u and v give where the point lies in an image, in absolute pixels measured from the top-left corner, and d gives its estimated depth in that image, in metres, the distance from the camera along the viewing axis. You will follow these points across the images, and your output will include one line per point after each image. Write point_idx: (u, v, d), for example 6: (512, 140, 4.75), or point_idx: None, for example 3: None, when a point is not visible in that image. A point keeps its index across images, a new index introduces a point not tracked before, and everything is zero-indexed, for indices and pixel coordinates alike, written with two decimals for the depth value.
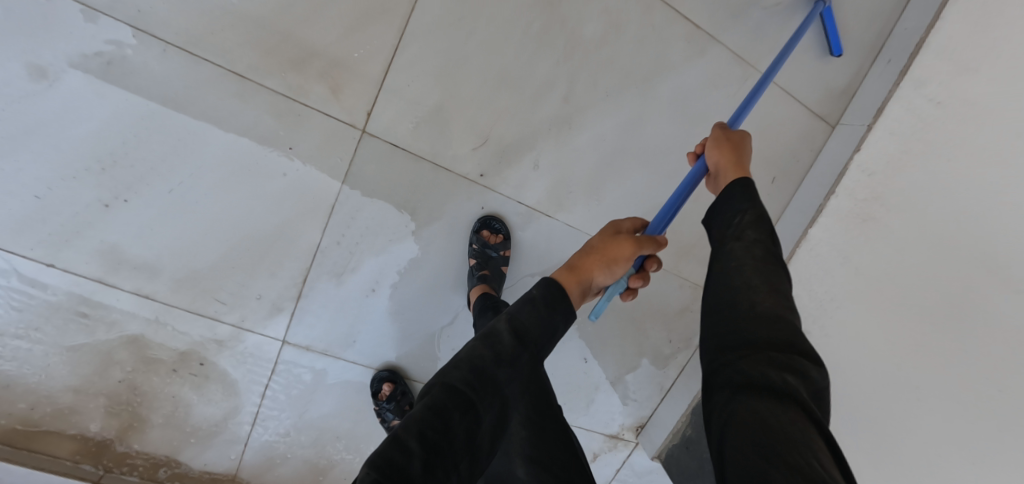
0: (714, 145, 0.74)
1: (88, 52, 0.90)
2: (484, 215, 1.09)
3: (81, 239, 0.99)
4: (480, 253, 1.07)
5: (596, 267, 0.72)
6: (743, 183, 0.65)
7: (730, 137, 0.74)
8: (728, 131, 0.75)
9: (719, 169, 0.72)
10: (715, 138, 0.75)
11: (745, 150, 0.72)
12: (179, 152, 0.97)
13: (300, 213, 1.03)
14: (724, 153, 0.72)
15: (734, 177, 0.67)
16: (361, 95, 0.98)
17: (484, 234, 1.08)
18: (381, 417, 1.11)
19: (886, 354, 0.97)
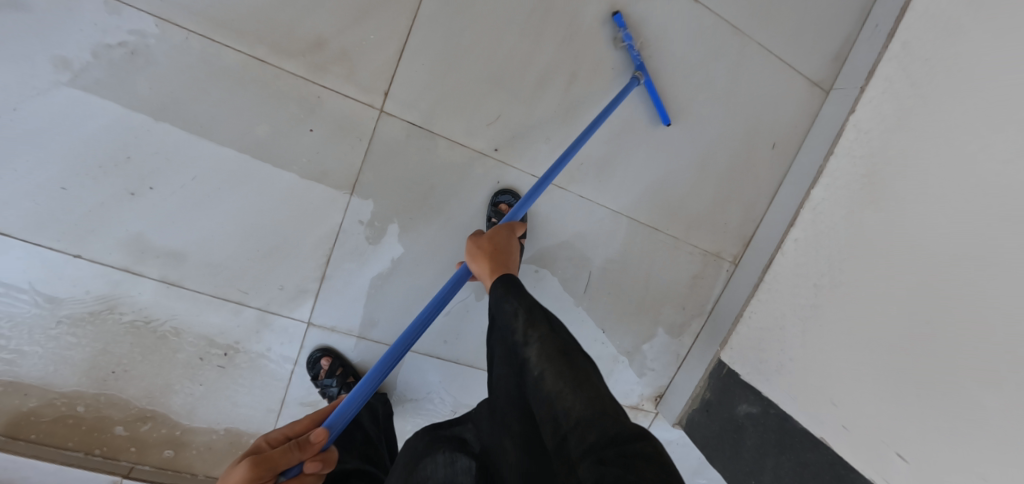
0: (473, 257, 0.89)
1: (111, 42, 0.92)
2: (501, 189, 1.12)
3: (108, 229, 1.01)
4: (499, 226, 1.10)
5: None
6: (506, 280, 0.77)
7: (481, 246, 0.89)
8: (479, 239, 0.91)
9: (484, 277, 0.86)
10: (474, 249, 0.90)
11: (498, 252, 0.87)
12: (199, 140, 0.98)
13: (319, 196, 1.05)
14: (484, 263, 0.86)
15: (501, 276, 0.79)
16: (377, 76, 1.01)
17: (502, 208, 1.10)
18: (326, 393, 1.14)
19: (902, 300, 0.95)
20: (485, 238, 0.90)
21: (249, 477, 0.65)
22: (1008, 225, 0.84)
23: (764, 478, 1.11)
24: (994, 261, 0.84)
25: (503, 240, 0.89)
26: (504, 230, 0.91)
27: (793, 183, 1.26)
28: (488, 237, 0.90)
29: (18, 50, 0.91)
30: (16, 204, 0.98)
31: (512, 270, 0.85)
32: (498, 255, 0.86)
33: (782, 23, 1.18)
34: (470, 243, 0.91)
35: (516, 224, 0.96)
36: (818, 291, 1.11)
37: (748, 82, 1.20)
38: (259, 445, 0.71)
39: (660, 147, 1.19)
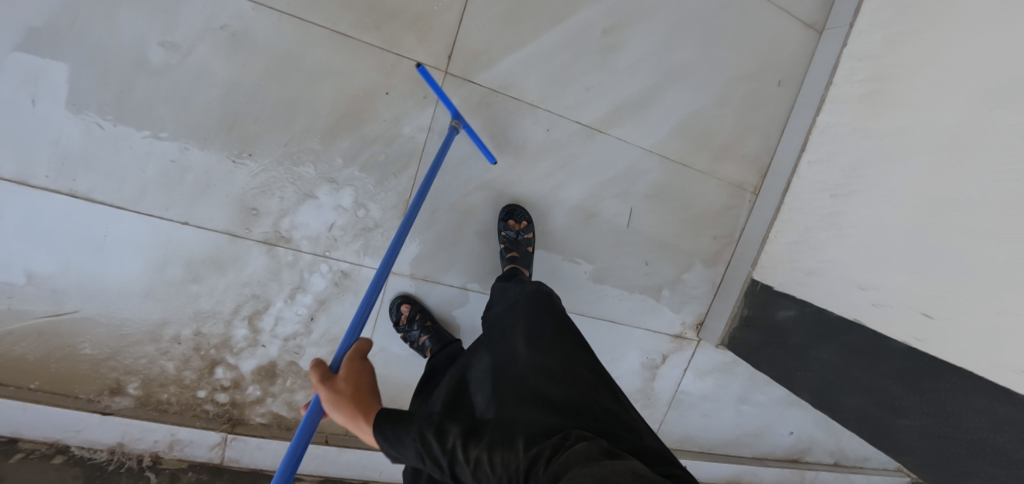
0: (333, 407, 0.79)
1: (215, 27, 1.06)
2: (509, 204, 1.27)
3: (211, 195, 1.12)
4: (509, 238, 1.24)
5: None
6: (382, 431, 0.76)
7: (340, 387, 0.80)
8: (333, 381, 0.81)
9: (345, 427, 0.79)
10: (332, 396, 0.80)
11: (365, 391, 0.81)
12: (292, 108, 1.11)
13: (395, 151, 1.18)
14: (346, 411, 0.78)
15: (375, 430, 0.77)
16: (442, 41, 1.15)
17: (511, 223, 1.25)
18: (408, 338, 1.25)
19: (908, 187, 1.11)
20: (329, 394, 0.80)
21: None
22: (990, 106, 1.00)
23: (809, 361, 1.24)
24: (983, 137, 1.00)
25: (368, 380, 0.83)
26: (357, 363, 0.84)
27: (798, 115, 1.43)
28: (346, 378, 0.82)
29: (134, 39, 1.04)
30: (134, 178, 1.09)
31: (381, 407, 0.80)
32: (370, 394, 0.81)
33: None
34: (324, 390, 0.80)
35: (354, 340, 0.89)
36: (836, 199, 1.27)
37: (755, 27, 1.36)
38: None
39: (685, 91, 1.33)
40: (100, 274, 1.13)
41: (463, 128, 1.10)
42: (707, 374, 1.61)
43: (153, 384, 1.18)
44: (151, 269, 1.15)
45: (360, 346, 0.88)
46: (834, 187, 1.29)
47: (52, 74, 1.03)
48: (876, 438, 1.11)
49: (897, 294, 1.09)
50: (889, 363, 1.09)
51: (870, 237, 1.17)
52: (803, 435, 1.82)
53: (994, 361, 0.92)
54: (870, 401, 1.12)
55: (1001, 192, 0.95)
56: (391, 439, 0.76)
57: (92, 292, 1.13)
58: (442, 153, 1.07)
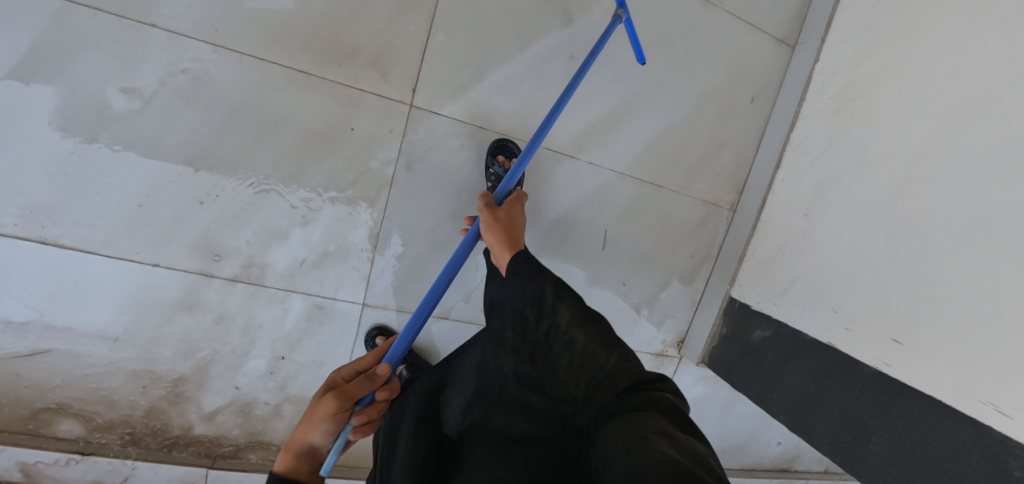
0: (488, 226, 0.97)
1: (176, 71, 1.06)
2: (499, 138, 1.22)
3: (180, 237, 1.13)
4: (496, 178, 1.20)
5: (304, 433, 0.76)
6: (522, 258, 0.87)
7: (495, 216, 0.97)
8: (493, 209, 0.98)
9: (496, 249, 0.94)
10: (490, 219, 0.97)
11: (512, 225, 0.96)
12: (258, 148, 1.11)
13: (363, 185, 1.17)
14: (495, 234, 0.95)
15: (516, 253, 0.89)
16: (406, 75, 1.14)
17: (501, 159, 1.21)
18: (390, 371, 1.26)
19: (878, 211, 1.11)
20: (491, 220, 0.97)
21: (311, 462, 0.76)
22: (955, 129, 1.00)
23: (783, 382, 1.24)
24: (948, 163, 1.00)
25: (512, 215, 0.99)
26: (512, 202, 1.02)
27: (772, 130, 1.42)
28: (502, 210, 0.99)
29: (95, 87, 1.04)
30: (102, 224, 1.10)
31: (520, 240, 0.95)
32: (511, 224, 0.97)
33: None
34: (487, 213, 0.97)
35: (515, 194, 1.04)
36: (809, 218, 1.26)
37: (724, 44, 1.35)
38: (337, 379, 0.85)
39: (655, 112, 1.33)
40: (72, 319, 1.13)
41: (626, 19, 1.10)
42: (689, 390, 1.61)
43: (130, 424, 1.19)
44: (122, 313, 1.15)
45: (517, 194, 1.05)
46: (806, 206, 1.28)
47: (15, 125, 1.03)
48: (847, 462, 1.11)
49: (868, 317, 1.08)
50: (861, 387, 1.09)
51: (840, 258, 1.17)
52: (791, 444, 1.82)
53: (960, 390, 0.92)
54: (841, 424, 1.12)
55: (969, 220, 0.95)
56: (523, 275, 0.84)
57: (61, 337, 1.13)
58: (567, 92, 1.04)
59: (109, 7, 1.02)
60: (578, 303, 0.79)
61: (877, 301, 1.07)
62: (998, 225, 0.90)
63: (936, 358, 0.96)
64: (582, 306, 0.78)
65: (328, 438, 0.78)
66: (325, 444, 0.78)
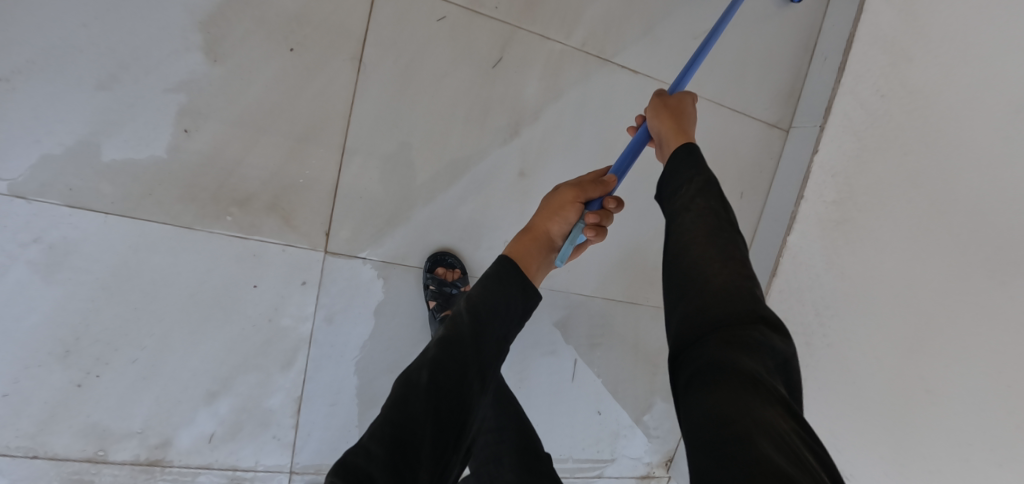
0: (653, 113, 0.76)
1: (26, 240, 0.86)
2: (437, 250, 1.02)
3: (55, 426, 0.94)
4: (443, 294, 0.99)
5: (547, 220, 0.76)
6: (688, 149, 0.68)
7: (666, 102, 0.76)
8: (664, 98, 0.78)
9: (665, 136, 0.73)
10: (654, 103, 0.78)
11: (684, 110, 0.75)
12: (142, 317, 0.93)
13: (274, 346, 0.99)
14: (664, 118, 0.74)
15: (683, 142, 0.70)
16: (317, 217, 0.95)
17: (440, 272, 1.00)
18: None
19: (890, 359, 0.92)
20: (663, 110, 0.76)
21: (571, 198, 0.75)
22: (989, 280, 0.81)
23: None
24: (977, 322, 0.82)
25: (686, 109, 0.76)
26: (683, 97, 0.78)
27: (767, 230, 1.21)
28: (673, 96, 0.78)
29: None
30: None
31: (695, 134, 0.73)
32: (681, 116, 0.75)
33: (729, 70, 1.12)
34: (652, 99, 0.78)
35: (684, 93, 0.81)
36: (811, 347, 1.07)
37: (706, 135, 1.14)
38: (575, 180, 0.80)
39: (626, 223, 1.15)
40: None
41: None
42: None
43: None
44: None
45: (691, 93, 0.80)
46: (806, 331, 1.08)
47: None
48: None
49: None
50: None
51: (850, 409, 0.98)
52: None
53: None
54: None
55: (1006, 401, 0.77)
56: (674, 166, 0.69)
57: None
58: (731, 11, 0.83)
59: None
60: (719, 208, 0.63)
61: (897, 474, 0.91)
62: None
63: None
64: (721, 213, 0.62)
65: (565, 230, 0.76)
66: (561, 234, 0.76)
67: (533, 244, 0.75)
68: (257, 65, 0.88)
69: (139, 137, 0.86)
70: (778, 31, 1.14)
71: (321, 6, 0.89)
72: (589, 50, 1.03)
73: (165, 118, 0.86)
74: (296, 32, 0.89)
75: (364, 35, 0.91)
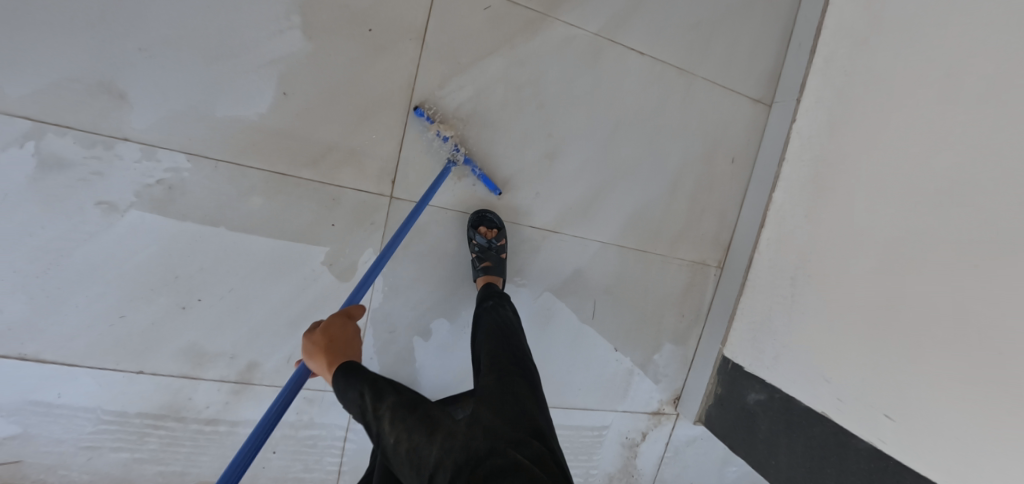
0: (309, 356, 0.81)
1: (150, 181, 1.05)
2: (479, 211, 1.22)
3: (162, 342, 1.12)
4: (480, 247, 1.18)
5: None
6: (349, 368, 0.79)
7: (315, 342, 0.81)
8: (327, 326, 0.82)
9: (323, 374, 0.80)
10: (309, 346, 0.81)
11: (347, 341, 0.82)
12: (238, 252, 1.11)
13: (345, 280, 1.17)
14: (319, 359, 0.80)
15: (342, 366, 0.80)
16: (383, 168, 1.14)
17: (481, 230, 1.20)
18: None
19: (865, 280, 1.11)
20: (309, 346, 0.81)
21: None
22: (936, 207, 1.00)
23: (782, 458, 1.23)
24: (933, 241, 1.00)
25: (336, 335, 0.81)
26: (340, 318, 0.83)
27: (755, 191, 1.42)
28: (323, 328, 0.82)
29: (69, 201, 1.03)
30: (84, 333, 1.09)
31: (352, 352, 0.82)
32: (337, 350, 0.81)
33: (719, 55, 1.35)
34: (304, 342, 0.81)
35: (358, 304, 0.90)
36: (795, 282, 1.26)
37: (702, 110, 1.36)
38: None
39: (637, 181, 1.33)
40: (45, 430, 1.11)
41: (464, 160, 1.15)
42: (689, 449, 1.58)
43: None
44: (102, 420, 1.13)
45: (351, 308, 0.86)
46: (793, 270, 1.28)
47: None
48: None
49: (860, 392, 1.09)
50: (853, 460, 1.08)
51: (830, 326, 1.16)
52: None
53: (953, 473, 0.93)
54: None
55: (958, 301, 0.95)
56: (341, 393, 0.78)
57: (42, 450, 1.11)
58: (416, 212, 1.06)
59: (77, 124, 1.00)
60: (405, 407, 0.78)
61: (870, 377, 1.07)
62: (981, 318, 0.91)
63: (923, 440, 0.98)
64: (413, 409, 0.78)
65: None
66: None
67: None
68: (341, 43, 1.08)
69: (247, 98, 1.05)
70: (761, 23, 1.37)
71: None
72: (604, 36, 1.24)
73: (268, 83, 1.06)
74: (372, 16, 1.09)
75: (426, 21, 1.12)
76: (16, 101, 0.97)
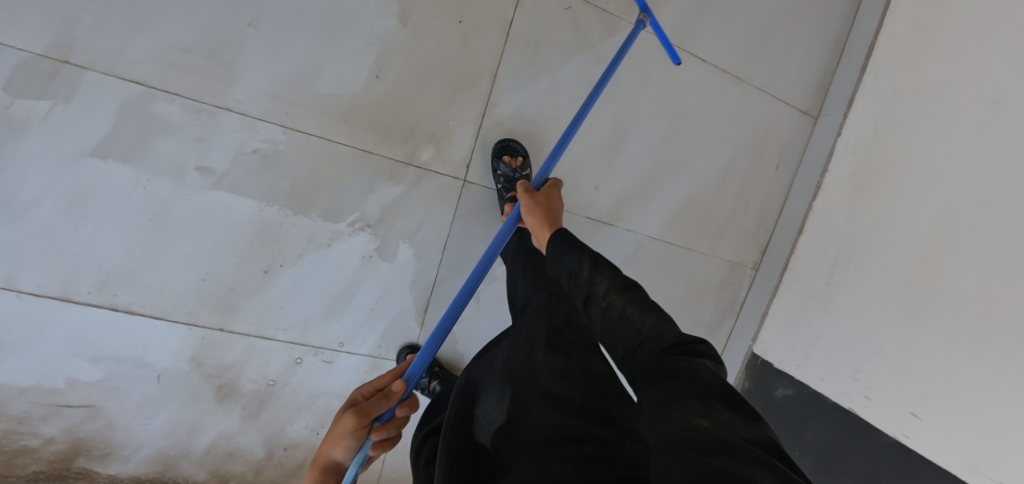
0: (527, 210, 0.92)
1: (247, 150, 1.11)
2: (501, 140, 1.23)
3: (243, 302, 1.19)
4: (507, 178, 1.21)
5: (552, 195, 0.94)
6: (562, 236, 0.79)
7: (536, 199, 0.92)
8: (533, 194, 0.94)
9: (535, 229, 0.89)
10: (529, 201, 0.92)
11: (551, 207, 0.92)
12: (323, 222, 1.17)
13: (419, 256, 1.25)
14: (535, 212, 0.90)
15: (557, 232, 0.81)
16: (460, 153, 1.21)
17: (506, 159, 1.21)
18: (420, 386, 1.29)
19: (894, 288, 1.20)
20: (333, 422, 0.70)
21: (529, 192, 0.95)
22: (967, 222, 1.09)
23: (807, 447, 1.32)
24: (963, 254, 1.09)
25: (371, 411, 0.70)
26: (553, 189, 0.96)
27: (795, 196, 1.51)
28: (543, 194, 0.94)
29: (171, 165, 1.09)
30: (171, 288, 1.16)
31: (559, 223, 0.88)
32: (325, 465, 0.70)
33: (774, 67, 1.42)
34: (526, 198, 0.93)
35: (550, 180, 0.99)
36: (830, 286, 1.35)
37: (754, 115, 1.43)
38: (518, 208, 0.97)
39: (689, 180, 1.41)
40: (128, 377, 1.18)
41: (650, 24, 1.05)
42: None
43: (181, 466, 1.23)
44: (183, 372, 1.20)
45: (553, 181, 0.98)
46: (827, 274, 1.36)
47: (94, 201, 1.08)
48: None
49: (888, 390, 1.17)
50: (880, 452, 1.18)
51: (860, 328, 1.25)
52: None
53: (972, 467, 1.03)
54: None
55: (985, 310, 1.03)
56: (556, 253, 0.78)
57: (125, 395, 1.18)
58: (584, 110, 1.02)
59: (186, 93, 1.06)
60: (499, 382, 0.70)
61: (897, 376, 1.16)
62: (1004, 329, 1.00)
63: (947, 439, 1.07)
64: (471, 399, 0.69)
65: (553, 203, 0.93)
66: (558, 205, 0.93)
67: (541, 204, 0.92)
68: (433, 31, 1.14)
69: (342, 75, 1.11)
70: (816, 39, 1.44)
71: None
72: (672, 42, 1.31)
73: (363, 64, 1.12)
74: (464, 7, 1.15)
75: (513, 14, 1.18)
76: (132, 65, 1.03)
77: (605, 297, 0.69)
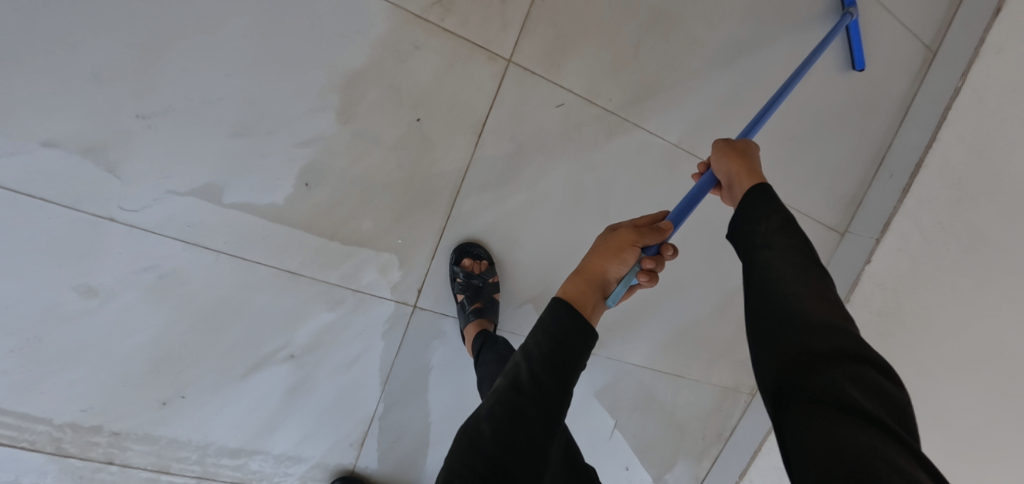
0: (719, 157, 0.72)
1: (139, 269, 0.88)
2: (460, 244, 1.00)
3: (134, 441, 0.95)
4: (471, 286, 0.98)
5: (748, 145, 0.73)
6: (761, 188, 0.63)
7: (732, 146, 0.72)
8: (728, 142, 0.74)
9: (733, 178, 0.69)
10: (720, 150, 0.73)
11: (752, 158, 0.70)
12: (236, 352, 0.96)
13: (353, 390, 1.03)
14: (733, 160, 0.70)
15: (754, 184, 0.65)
16: (414, 274, 1.00)
17: (468, 264, 0.98)
18: None
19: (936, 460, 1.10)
20: (595, 251, 0.69)
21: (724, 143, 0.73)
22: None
23: None
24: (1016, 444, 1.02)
25: (637, 238, 0.68)
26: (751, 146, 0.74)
27: None
28: (738, 142, 0.73)
29: (39, 281, 0.85)
30: (46, 420, 0.90)
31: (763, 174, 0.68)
32: (596, 281, 0.67)
33: (800, 179, 1.19)
34: (717, 143, 0.74)
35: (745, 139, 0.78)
36: None
37: None
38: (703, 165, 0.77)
39: (686, 300, 1.22)
40: None
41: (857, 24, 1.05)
42: None
43: None
44: None
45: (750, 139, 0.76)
46: None
47: None
48: None
49: None
50: None
51: None
52: None
53: None
54: None
55: None
56: (745, 206, 0.62)
57: None
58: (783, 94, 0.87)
59: (53, 198, 0.82)
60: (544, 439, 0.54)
61: None
62: None
63: None
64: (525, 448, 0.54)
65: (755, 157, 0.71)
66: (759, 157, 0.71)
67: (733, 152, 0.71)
68: (385, 132, 0.91)
69: (265, 183, 0.88)
70: (851, 146, 1.21)
71: (454, 80, 0.92)
72: (684, 148, 1.07)
73: (292, 171, 0.89)
74: (425, 103, 0.92)
75: (487, 112, 0.95)
76: None
77: (775, 265, 0.55)
